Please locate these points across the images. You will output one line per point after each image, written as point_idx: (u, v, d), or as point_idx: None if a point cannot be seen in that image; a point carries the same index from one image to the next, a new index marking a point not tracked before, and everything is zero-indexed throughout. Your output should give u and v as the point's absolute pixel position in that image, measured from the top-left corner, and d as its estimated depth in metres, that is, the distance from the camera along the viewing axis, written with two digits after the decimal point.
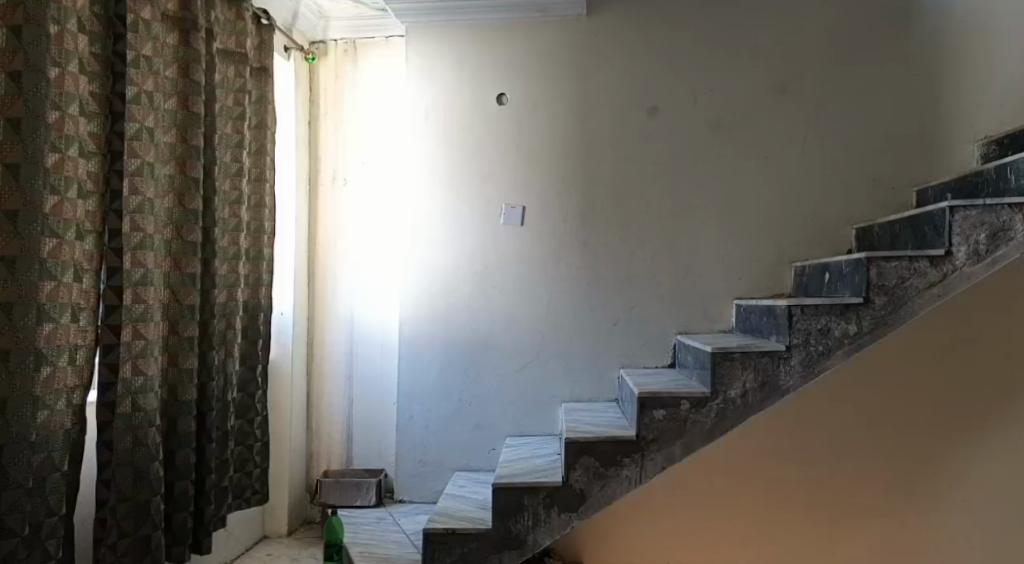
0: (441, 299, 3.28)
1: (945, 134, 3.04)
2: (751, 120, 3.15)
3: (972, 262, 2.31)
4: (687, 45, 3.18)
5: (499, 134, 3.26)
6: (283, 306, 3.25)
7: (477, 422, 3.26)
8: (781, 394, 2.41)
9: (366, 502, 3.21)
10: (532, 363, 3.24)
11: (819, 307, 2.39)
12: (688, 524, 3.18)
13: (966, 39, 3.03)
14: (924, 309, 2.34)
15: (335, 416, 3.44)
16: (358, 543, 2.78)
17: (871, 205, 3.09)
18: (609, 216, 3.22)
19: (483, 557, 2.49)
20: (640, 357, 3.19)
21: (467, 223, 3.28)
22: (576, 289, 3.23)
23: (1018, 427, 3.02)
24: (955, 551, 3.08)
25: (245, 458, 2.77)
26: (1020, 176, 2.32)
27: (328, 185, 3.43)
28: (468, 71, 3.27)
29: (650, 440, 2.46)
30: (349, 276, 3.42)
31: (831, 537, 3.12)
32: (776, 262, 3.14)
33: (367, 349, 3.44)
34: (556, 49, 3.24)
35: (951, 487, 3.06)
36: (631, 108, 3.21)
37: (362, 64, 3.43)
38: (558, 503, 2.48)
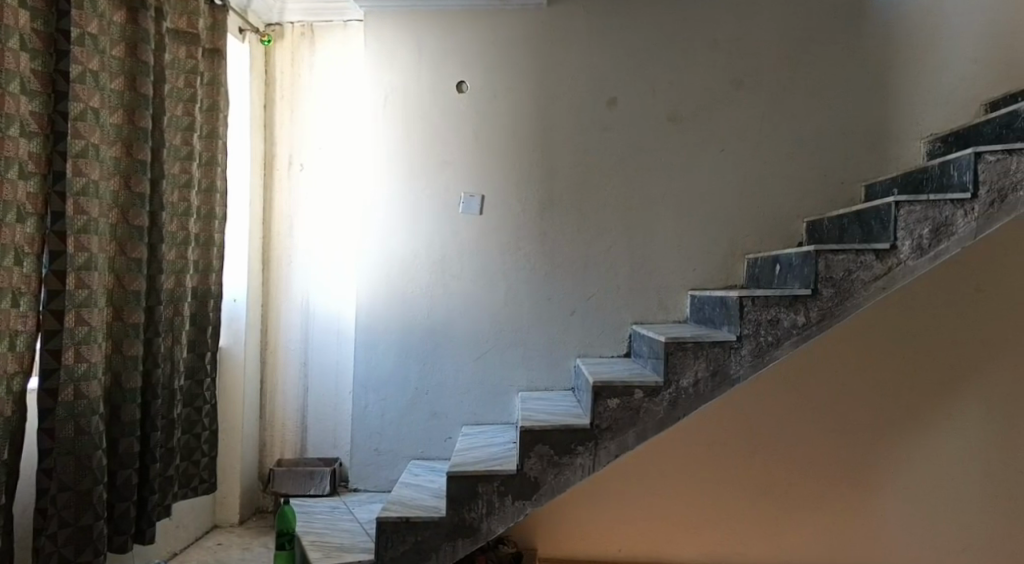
0: (399, 288, 3.26)
1: (893, 131, 3.12)
2: (708, 113, 3.19)
3: (915, 256, 2.37)
4: (646, 37, 3.20)
5: (458, 123, 3.25)
6: (236, 292, 3.20)
7: (433, 411, 3.25)
8: (731, 383, 2.45)
9: (321, 491, 3.19)
10: (488, 352, 3.25)
11: (769, 299, 2.43)
12: (640, 510, 3.24)
13: (915, 38, 3.10)
14: (869, 302, 2.39)
15: (290, 405, 3.40)
16: (310, 532, 2.76)
17: (822, 200, 3.15)
18: (567, 206, 3.23)
19: (436, 545, 2.50)
20: (596, 346, 3.22)
21: (424, 211, 3.26)
22: (533, 279, 3.24)
23: (959, 417, 3.12)
24: (897, 536, 3.17)
25: (192, 447, 2.72)
26: (962, 173, 2.39)
27: (284, 170, 3.37)
28: (426, 58, 3.25)
29: (604, 428, 2.48)
30: (305, 263, 3.38)
31: (778, 522, 3.20)
32: (730, 254, 3.19)
33: (322, 337, 3.39)
34: (515, 38, 3.23)
35: (894, 474, 3.15)
36: (589, 99, 3.22)
37: (319, 48, 3.38)
38: (512, 491, 2.49)
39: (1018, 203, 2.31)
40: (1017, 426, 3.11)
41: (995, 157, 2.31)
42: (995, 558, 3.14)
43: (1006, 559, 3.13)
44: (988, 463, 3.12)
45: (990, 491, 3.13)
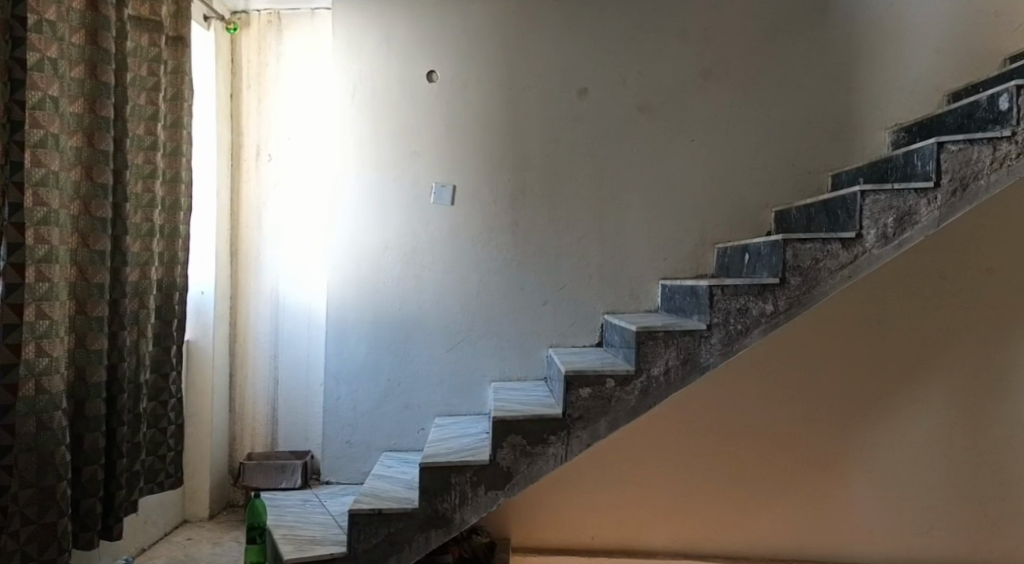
0: (369, 279, 3.24)
1: (858, 121, 3.16)
2: (678, 103, 3.20)
3: (880, 244, 2.41)
4: (616, 28, 3.21)
5: (429, 113, 3.23)
6: (203, 285, 3.16)
7: (406, 402, 3.24)
8: (701, 371, 2.47)
9: (292, 484, 3.16)
10: (461, 342, 3.24)
11: (738, 287, 2.45)
12: (612, 498, 3.26)
13: (879, 30, 3.14)
14: (835, 290, 2.42)
15: (260, 398, 3.37)
16: (282, 526, 2.73)
17: (790, 189, 3.19)
18: (539, 197, 3.23)
19: (409, 536, 2.50)
20: (569, 336, 3.23)
21: (394, 202, 3.24)
22: (504, 269, 3.24)
23: (923, 402, 3.18)
24: (864, 519, 3.23)
25: (158, 441, 2.69)
26: (924, 163, 2.43)
27: (251, 161, 3.33)
28: (396, 47, 3.22)
29: (576, 418, 2.49)
30: (274, 255, 3.34)
31: (748, 508, 3.25)
32: (700, 244, 3.22)
33: (292, 329, 3.36)
34: (485, 27, 3.22)
35: (860, 459, 3.21)
36: (560, 89, 3.21)
37: (287, 36, 3.33)
38: (485, 481, 2.49)
39: (979, 192, 2.35)
40: (979, 411, 3.17)
41: (956, 147, 2.35)
42: (958, 540, 3.20)
43: (968, 541, 3.20)
44: (951, 447, 3.19)
45: (953, 475, 3.19)
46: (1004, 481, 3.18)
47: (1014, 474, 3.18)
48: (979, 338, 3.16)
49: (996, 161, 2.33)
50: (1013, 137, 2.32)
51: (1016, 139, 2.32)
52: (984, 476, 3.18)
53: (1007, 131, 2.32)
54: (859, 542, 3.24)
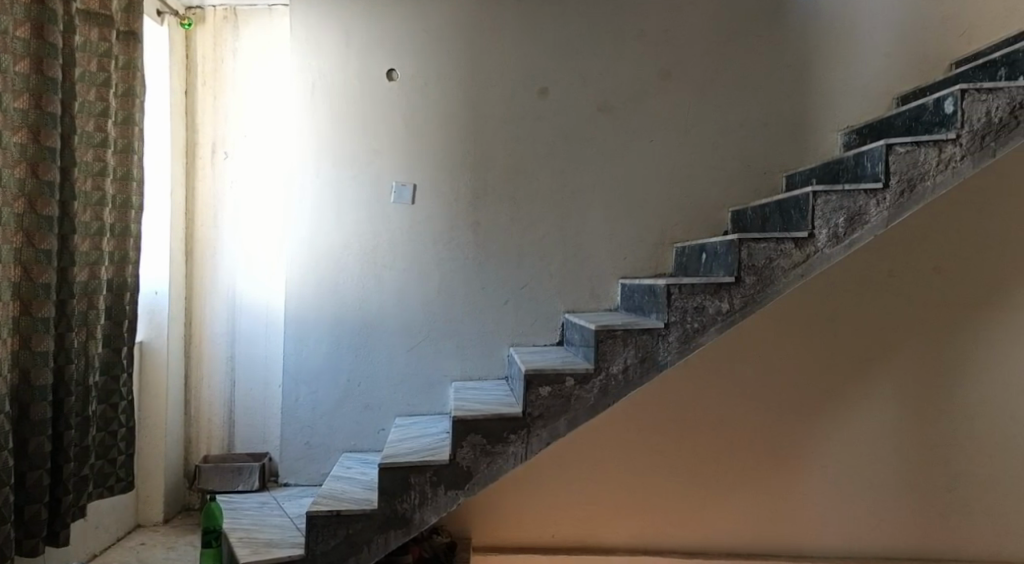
0: (329, 278, 3.22)
1: (812, 123, 3.22)
2: (637, 104, 3.23)
3: (831, 244, 2.46)
4: (576, 28, 3.23)
5: (389, 110, 3.21)
6: (157, 284, 3.11)
7: (366, 402, 3.22)
8: (659, 369, 2.50)
9: (249, 487, 3.12)
10: (421, 342, 3.23)
11: (694, 286, 2.48)
12: (572, 496, 3.29)
13: (832, 34, 3.21)
14: (788, 288, 2.47)
15: (216, 400, 3.32)
16: (238, 529, 2.70)
17: (746, 189, 3.24)
18: (500, 196, 3.24)
19: (368, 538, 2.48)
20: (530, 335, 3.24)
21: (354, 200, 3.21)
22: (465, 268, 3.24)
23: (874, 398, 3.26)
24: (818, 513, 3.30)
25: (108, 445, 2.63)
26: (874, 164, 2.49)
27: (207, 158, 3.27)
28: (356, 44, 3.20)
29: (536, 416, 2.50)
30: (230, 254, 3.28)
31: (706, 503, 3.29)
32: (659, 243, 3.25)
33: (250, 329, 3.31)
34: (446, 25, 3.21)
35: (814, 455, 3.27)
36: (520, 89, 3.22)
37: (243, 32, 3.28)
38: (445, 481, 2.49)
39: (926, 192, 2.41)
40: (928, 406, 3.26)
41: (904, 149, 2.41)
42: (908, 531, 3.29)
43: (917, 533, 3.28)
44: (901, 441, 3.27)
45: (902, 468, 3.27)
46: (951, 474, 3.27)
47: (960, 468, 3.27)
48: (928, 335, 3.25)
49: (941, 163, 2.40)
50: (957, 139, 2.39)
51: (961, 142, 2.39)
52: (932, 469, 3.27)
53: (952, 134, 2.39)
54: (814, 536, 3.30)
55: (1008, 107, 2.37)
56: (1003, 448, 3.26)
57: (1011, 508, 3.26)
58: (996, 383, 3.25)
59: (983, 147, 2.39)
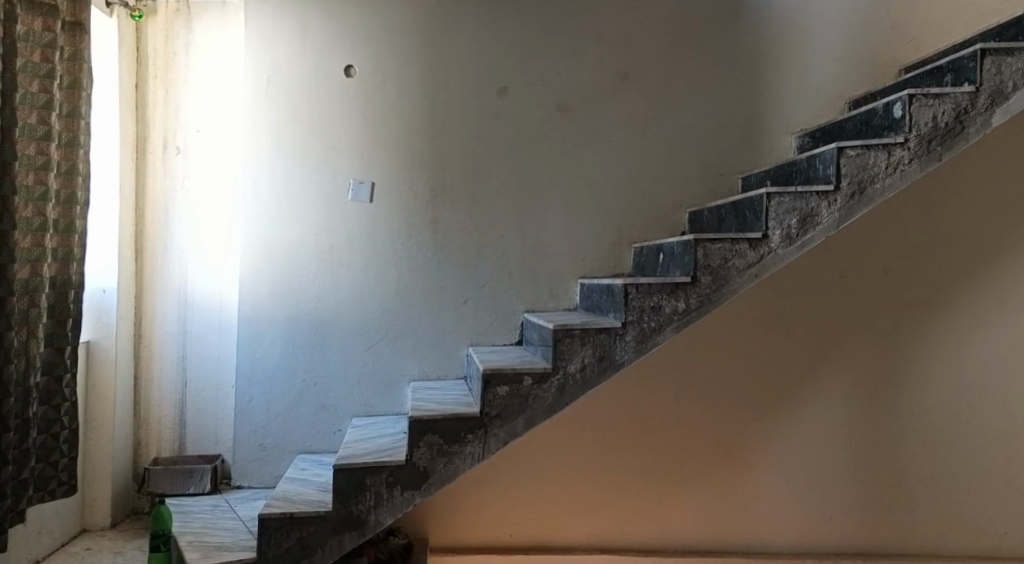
0: (285, 277, 3.17)
1: (766, 126, 3.27)
2: (596, 104, 3.24)
3: (784, 244, 2.49)
4: (535, 28, 3.23)
5: (347, 108, 3.17)
6: (105, 282, 3.02)
7: (322, 403, 3.18)
8: (616, 369, 2.51)
9: (201, 489, 3.06)
10: (379, 342, 3.20)
11: (651, 286, 2.49)
12: (530, 496, 3.29)
13: (785, 38, 3.26)
14: (743, 288, 2.49)
15: (167, 401, 3.23)
16: (188, 533, 2.64)
17: (702, 190, 3.27)
18: (458, 195, 3.22)
19: (322, 540, 2.45)
20: (489, 334, 3.23)
21: (310, 198, 3.17)
22: (424, 267, 3.21)
23: (827, 396, 3.31)
24: (772, 510, 3.34)
25: (50, 447, 2.56)
26: (826, 167, 2.53)
27: (158, 153, 3.19)
28: (312, 40, 3.15)
29: (493, 416, 2.49)
30: (182, 252, 3.21)
31: (662, 502, 3.32)
32: (617, 243, 3.27)
33: (202, 329, 3.24)
34: (404, 23, 3.19)
35: (768, 452, 3.32)
36: (479, 87, 3.21)
37: (197, 26, 3.21)
38: (401, 482, 2.47)
39: (876, 194, 2.46)
40: (878, 404, 3.33)
41: (855, 152, 2.45)
42: (859, 527, 3.35)
43: (868, 529, 3.35)
44: (852, 439, 3.33)
45: (854, 465, 3.34)
46: (900, 471, 3.34)
47: (908, 464, 3.34)
48: (877, 335, 3.31)
49: (890, 166, 2.45)
50: (905, 143, 2.44)
51: (909, 146, 2.44)
52: (882, 466, 3.34)
53: (900, 137, 2.44)
54: (768, 533, 3.35)
55: (953, 112, 2.43)
56: (949, 445, 3.34)
57: (957, 503, 3.34)
58: (943, 381, 3.33)
59: (930, 151, 2.45)
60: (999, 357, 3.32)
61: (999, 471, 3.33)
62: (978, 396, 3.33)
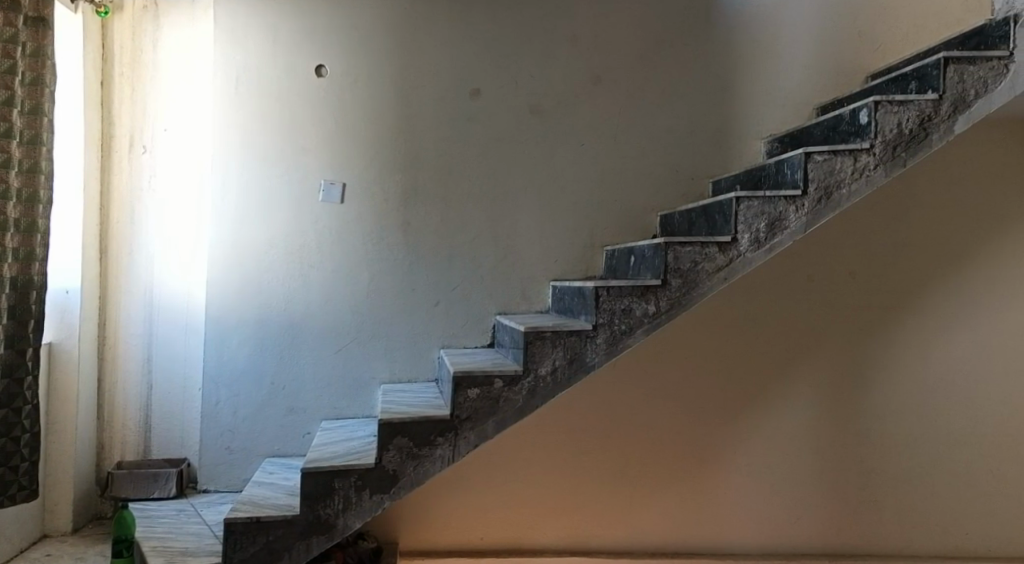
0: (253, 278, 3.13)
1: (737, 131, 3.30)
2: (569, 107, 3.25)
3: (753, 248, 2.51)
4: (508, 30, 3.23)
5: (317, 108, 3.14)
6: (67, 283, 2.97)
7: (291, 405, 3.15)
8: (587, 371, 2.51)
9: (166, 494, 3.01)
10: (349, 344, 3.17)
11: (622, 288, 2.50)
12: (501, 498, 3.29)
13: (756, 44, 3.29)
14: (712, 292, 2.51)
15: (131, 404, 3.17)
16: (151, 537, 2.60)
17: (673, 194, 3.29)
18: (430, 197, 3.21)
19: (289, 544, 2.42)
20: (460, 337, 3.22)
21: (279, 199, 3.14)
22: (395, 268, 3.19)
23: (795, 398, 3.35)
24: (741, 512, 3.37)
25: (9, 451, 2.50)
26: (794, 171, 2.55)
27: (124, 152, 3.14)
28: (282, 38, 3.12)
29: (463, 419, 2.48)
30: (148, 252, 3.16)
31: (633, 504, 3.33)
32: (589, 246, 3.28)
33: (168, 331, 3.19)
34: (376, 23, 3.17)
35: (738, 454, 3.35)
36: (452, 89, 3.20)
37: (164, 23, 3.17)
38: (370, 485, 2.45)
39: (842, 199, 2.49)
40: (846, 406, 3.37)
41: (822, 157, 2.48)
42: (825, 528, 3.39)
43: (834, 530, 3.39)
44: (820, 441, 3.37)
45: (821, 467, 3.38)
46: (866, 472, 3.39)
47: (874, 466, 3.39)
48: (845, 338, 3.36)
49: (856, 171, 2.48)
50: (871, 149, 2.48)
51: (874, 152, 2.48)
52: (848, 468, 3.38)
53: (866, 143, 2.48)
54: (736, 534, 3.37)
55: (917, 119, 2.47)
56: (915, 446, 3.39)
57: (921, 503, 3.40)
58: (909, 384, 3.38)
59: (894, 157, 2.48)
60: (962, 360, 3.39)
61: (962, 472, 3.39)
62: (942, 398, 3.39)
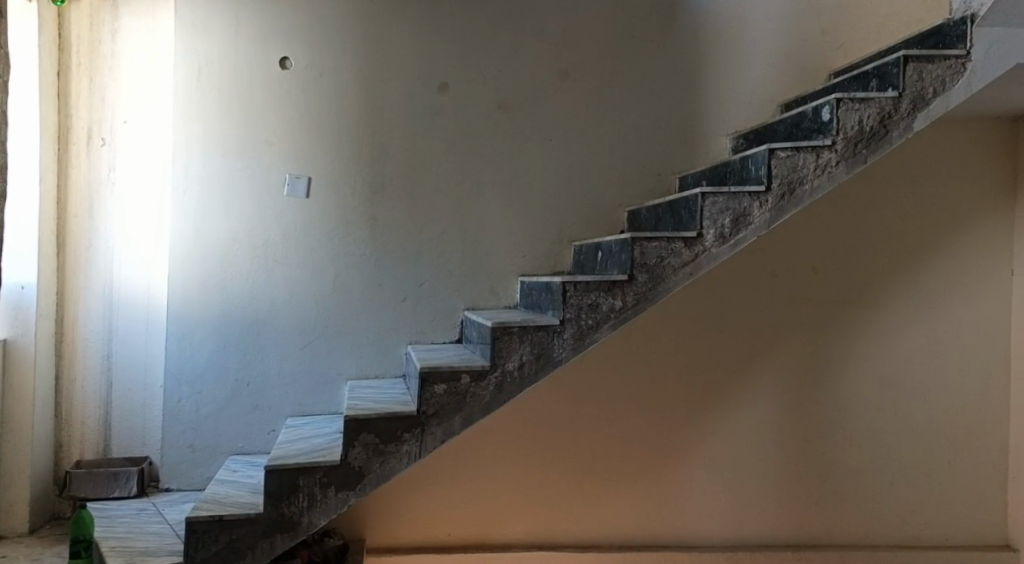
0: (217, 274, 3.08)
1: (703, 128, 3.32)
2: (536, 103, 3.25)
3: (718, 243, 2.52)
4: (476, 25, 3.21)
5: (282, 101, 3.10)
6: (23, 278, 2.90)
7: (256, 402, 3.11)
8: (554, 366, 2.51)
9: (126, 493, 2.95)
10: (315, 340, 3.14)
11: (589, 284, 2.50)
12: (468, 495, 3.29)
13: (721, 41, 3.32)
14: (678, 287, 2.52)
15: (91, 402, 3.11)
16: (111, 538, 2.55)
17: (641, 190, 3.31)
18: (397, 192, 3.18)
19: (253, 543, 2.39)
20: (428, 333, 3.20)
21: (243, 193, 3.09)
22: (362, 264, 3.17)
23: (760, 392, 3.39)
24: (706, 505, 3.40)
25: None
26: (757, 168, 2.57)
27: (82, 144, 3.07)
28: (245, 30, 3.08)
29: (430, 414, 2.47)
30: (108, 247, 3.10)
31: (600, 498, 3.35)
32: (558, 241, 3.28)
33: (128, 327, 3.13)
34: (341, 16, 3.14)
35: (704, 448, 3.38)
36: (419, 83, 3.18)
37: (124, 13, 3.10)
38: (335, 482, 2.43)
39: (805, 195, 2.52)
40: (809, 400, 3.42)
41: (785, 153, 2.50)
42: (789, 521, 3.44)
43: (797, 522, 3.44)
44: (784, 434, 3.42)
45: (785, 460, 3.42)
46: (829, 465, 3.44)
47: (837, 458, 3.44)
48: (809, 333, 3.40)
49: (818, 168, 2.51)
50: (833, 146, 2.51)
51: (836, 149, 2.51)
52: (812, 461, 3.43)
53: (828, 140, 2.50)
54: (702, 528, 3.41)
55: (877, 116, 2.51)
56: (876, 438, 3.45)
57: (883, 495, 3.46)
58: (871, 377, 3.44)
59: (856, 154, 2.52)
60: (923, 354, 3.45)
61: (922, 464, 3.46)
62: (903, 391, 3.45)
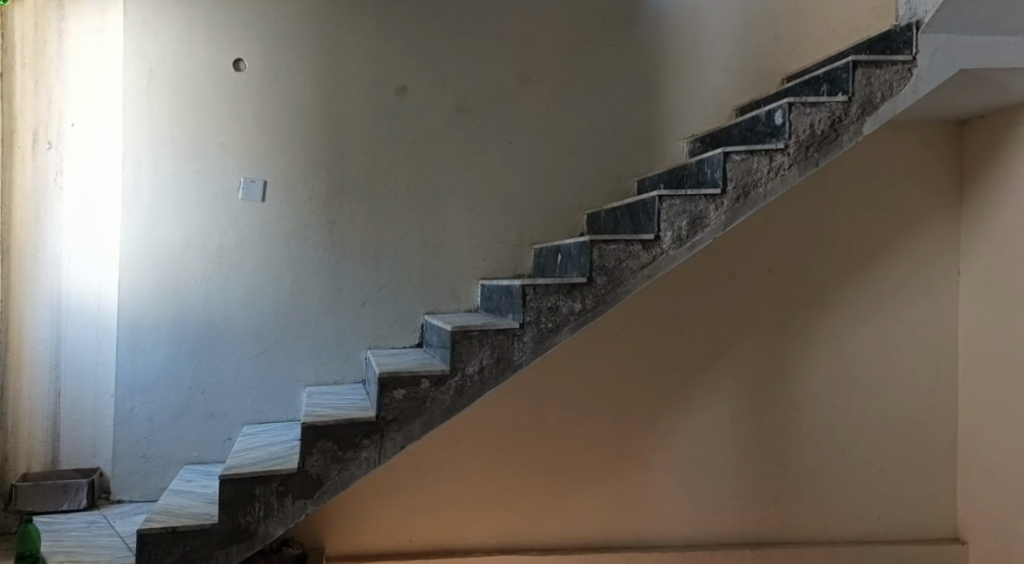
0: (170, 279, 3.02)
1: (661, 131, 3.35)
2: (496, 105, 3.24)
3: (675, 246, 2.54)
4: (434, 27, 3.20)
5: (235, 103, 3.05)
6: None
7: (211, 410, 3.05)
8: (514, 370, 2.50)
9: (76, 506, 2.88)
10: (272, 346, 3.09)
11: (549, 287, 2.49)
12: (430, 500, 3.27)
13: (678, 45, 3.35)
14: (637, 289, 2.53)
15: (38, 412, 3.02)
16: (60, 552, 2.48)
17: (600, 193, 3.33)
18: (356, 195, 3.15)
19: (207, 555, 2.34)
20: (388, 337, 3.17)
21: (196, 197, 3.03)
22: (319, 268, 3.13)
23: (719, 392, 3.43)
24: (668, 506, 3.43)
25: None
26: (713, 171, 2.60)
27: (27, 147, 2.99)
28: (198, 30, 3.02)
29: (390, 420, 2.44)
30: (56, 252, 3.01)
31: (562, 501, 3.35)
32: (518, 244, 3.28)
33: (77, 335, 3.04)
34: (297, 16, 3.10)
35: (665, 449, 3.41)
36: (377, 86, 3.16)
37: (71, 13, 3.01)
38: (292, 491, 2.38)
39: (760, 198, 2.55)
40: (767, 398, 3.47)
41: (740, 157, 2.54)
42: (748, 519, 3.48)
43: (757, 520, 3.48)
44: (743, 433, 3.46)
45: (744, 459, 3.47)
46: (787, 462, 3.49)
47: (794, 456, 3.50)
48: (766, 334, 3.45)
49: (772, 171, 2.55)
50: (786, 149, 2.54)
51: (789, 152, 2.55)
52: (770, 459, 3.48)
53: (782, 144, 2.54)
54: (664, 528, 3.43)
55: (828, 120, 2.55)
56: (833, 436, 3.52)
57: (840, 491, 3.52)
58: (826, 376, 3.50)
59: (808, 157, 2.56)
60: (876, 352, 3.53)
61: (876, 460, 3.54)
62: (857, 389, 3.52)
